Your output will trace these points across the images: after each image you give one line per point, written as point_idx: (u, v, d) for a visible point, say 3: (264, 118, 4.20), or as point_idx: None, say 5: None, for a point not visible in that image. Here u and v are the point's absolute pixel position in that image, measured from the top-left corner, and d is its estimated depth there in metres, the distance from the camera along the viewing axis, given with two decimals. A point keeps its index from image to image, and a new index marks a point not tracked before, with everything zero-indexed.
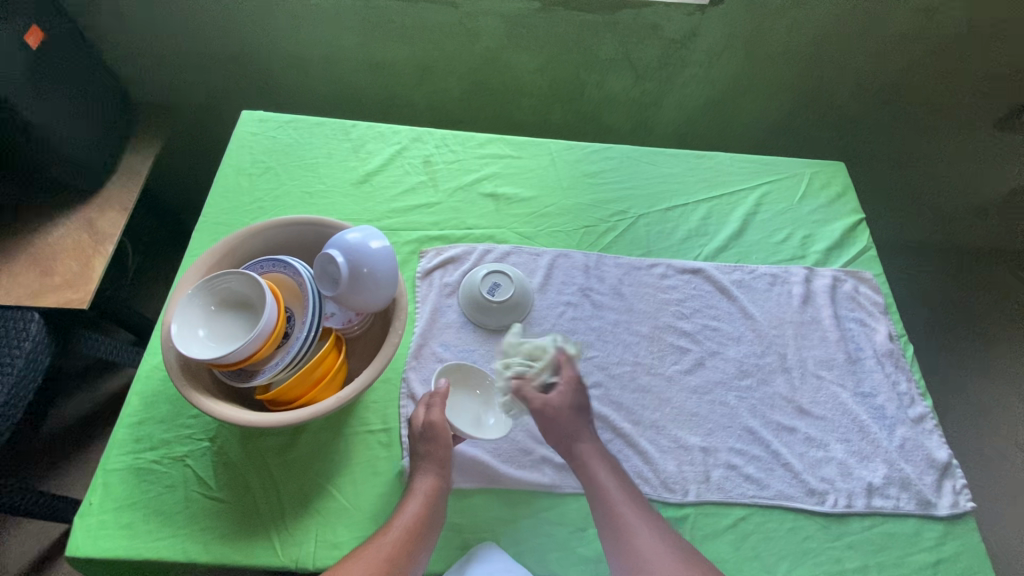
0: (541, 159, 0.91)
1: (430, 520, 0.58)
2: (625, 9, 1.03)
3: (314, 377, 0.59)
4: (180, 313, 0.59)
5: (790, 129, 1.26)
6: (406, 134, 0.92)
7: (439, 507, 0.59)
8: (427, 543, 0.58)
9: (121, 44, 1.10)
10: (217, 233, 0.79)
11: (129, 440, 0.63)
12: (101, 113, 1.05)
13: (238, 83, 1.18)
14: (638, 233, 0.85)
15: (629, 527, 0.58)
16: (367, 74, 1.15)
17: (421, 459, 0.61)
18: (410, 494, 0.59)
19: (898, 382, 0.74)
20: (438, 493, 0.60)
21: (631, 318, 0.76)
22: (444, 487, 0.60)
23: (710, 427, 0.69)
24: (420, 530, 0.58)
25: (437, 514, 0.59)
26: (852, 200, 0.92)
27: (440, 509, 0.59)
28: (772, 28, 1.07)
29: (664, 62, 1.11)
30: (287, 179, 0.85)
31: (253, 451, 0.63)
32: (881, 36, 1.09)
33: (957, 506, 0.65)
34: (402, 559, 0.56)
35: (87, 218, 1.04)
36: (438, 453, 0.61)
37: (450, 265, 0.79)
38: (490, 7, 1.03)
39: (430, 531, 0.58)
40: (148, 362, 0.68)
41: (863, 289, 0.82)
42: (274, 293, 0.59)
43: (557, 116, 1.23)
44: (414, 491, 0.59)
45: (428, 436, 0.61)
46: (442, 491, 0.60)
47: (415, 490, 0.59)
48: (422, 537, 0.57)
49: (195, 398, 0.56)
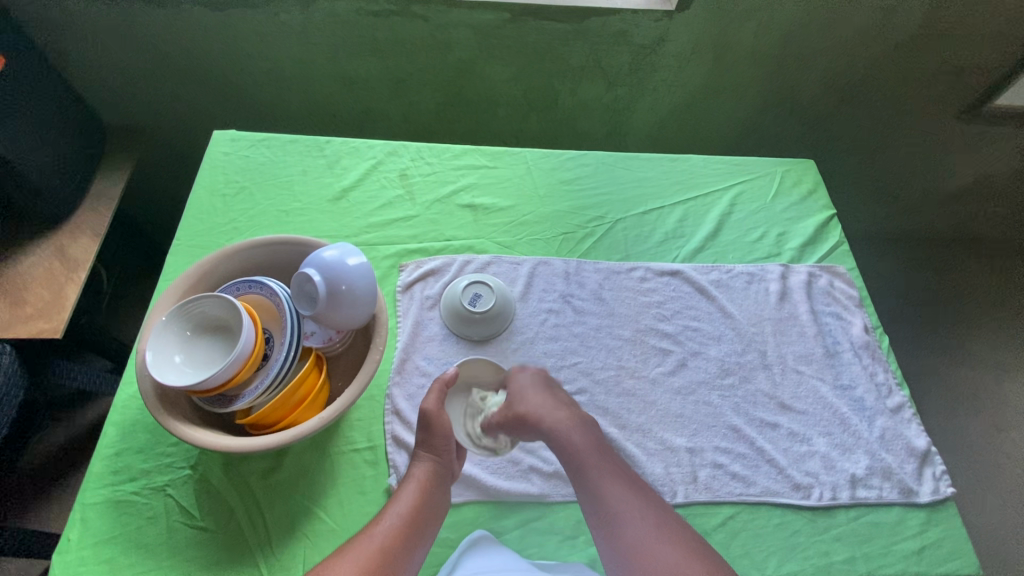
0: (516, 168, 0.91)
1: (428, 505, 0.58)
2: (594, 17, 1.04)
3: (295, 400, 0.59)
4: (154, 340, 0.58)
5: (761, 128, 1.28)
6: (381, 148, 0.92)
7: (438, 492, 0.59)
8: (426, 529, 0.58)
9: (86, 68, 1.09)
10: (192, 256, 0.78)
11: (107, 472, 0.62)
12: (69, 138, 1.03)
13: (210, 103, 1.17)
14: (616, 237, 0.86)
15: (617, 508, 0.59)
16: (340, 89, 1.15)
17: (420, 446, 0.61)
18: (409, 480, 0.59)
19: (876, 373, 0.75)
20: (437, 479, 0.60)
21: (613, 322, 0.77)
22: (443, 473, 0.60)
23: (695, 427, 0.69)
24: (418, 516, 0.58)
25: (435, 499, 0.59)
26: (823, 196, 0.93)
27: (439, 495, 0.59)
28: (739, 30, 1.08)
29: (634, 67, 1.13)
30: (262, 198, 0.84)
31: (236, 477, 0.62)
32: (845, 35, 1.12)
33: (938, 492, 0.67)
34: (398, 546, 0.56)
35: (58, 245, 1.02)
36: (435, 442, 0.61)
37: (430, 278, 0.79)
38: (460, 19, 1.03)
39: (429, 517, 0.58)
40: (125, 392, 0.67)
41: (838, 282, 0.84)
42: (250, 315, 0.59)
43: (532, 124, 1.24)
44: (412, 478, 0.59)
45: (425, 424, 0.61)
46: (441, 476, 0.60)
47: (413, 476, 0.59)
48: (419, 524, 0.57)
49: (174, 426, 0.55)
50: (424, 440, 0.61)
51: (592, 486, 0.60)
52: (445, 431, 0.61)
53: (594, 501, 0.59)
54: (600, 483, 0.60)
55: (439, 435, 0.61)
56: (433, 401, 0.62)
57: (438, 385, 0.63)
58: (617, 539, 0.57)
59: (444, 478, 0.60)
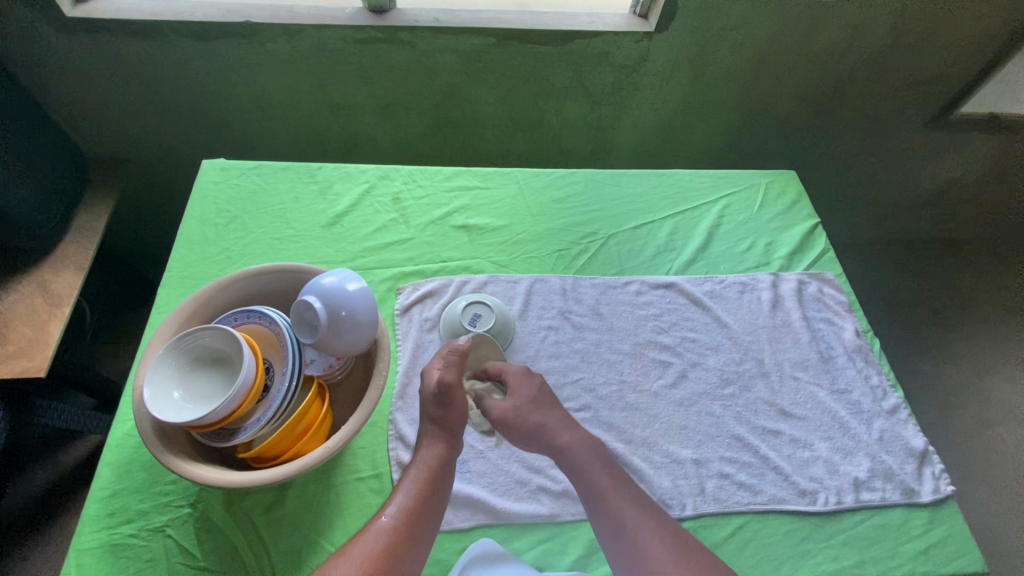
0: (508, 188, 0.93)
1: (435, 492, 0.58)
2: (576, 39, 1.06)
3: (297, 431, 0.57)
4: (152, 375, 0.57)
5: (741, 142, 1.32)
6: (373, 172, 0.92)
7: (444, 478, 0.59)
8: (432, 517, 0.57)
9: (67, 102, 1.08)
10: (185, 288, 0.77)
11: (103, 515, 0.59)
12: (51, 172, 1.02)
13: (196, 132, 1.16)
14: (610, 252, 0.87)
15: (629, 523, 0.58)
16: (326, 116, 1.16)
17: (427, 431, 0.61)
18: (416, 466, 0.59)
19: (870, 375, 0.77)
20: (444, 464, 0.60)
21: (612, 336, 0.78)
22: (449, 458, 0.60)
23: (700, 438, 0.70)
24: (425, 504, 0.57)
25: (441, 485, 0.59)
26: (807, 205, 0.96)
27: (446, 481, 0.59)
28: (716, 50, 1.12)
29: (617, 87, 1.16)
30: (255, 227, 0.84)
31: (238, 513, 0.61)
32: (816, 52, 1.16)
33: (939, 491, 0.68)
34: (405, 535, 0.55)
35: (40, 280, 1.00)
36: (449, 422, 0.62)
37: (428, 299, 0.79)
38: (446, 44, 1.05)
39: (435, 504, 0.58)
40: (119, 430, 0.65)
41: (827, 289, 0.86)
42: (250, 346, 0.58)
43: (518, 144, 1.25)
44: (418, 464, 0.59)
45: (443, 401, 0.62)
46: (447, 461, 0.60)
47: (420, 462, 0.59)
48: (426, 511, 0.57)
49: (174, 463, 0.53)
50: (440, 418, 0.62)
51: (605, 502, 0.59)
52: (461, 409, 0.63)
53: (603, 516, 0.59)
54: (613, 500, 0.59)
55: (458, 408, 0.63)
56: (453, 375, 0.63)
57: (455, 357, 0.64)
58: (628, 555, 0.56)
59: (450, 463, 0.60)
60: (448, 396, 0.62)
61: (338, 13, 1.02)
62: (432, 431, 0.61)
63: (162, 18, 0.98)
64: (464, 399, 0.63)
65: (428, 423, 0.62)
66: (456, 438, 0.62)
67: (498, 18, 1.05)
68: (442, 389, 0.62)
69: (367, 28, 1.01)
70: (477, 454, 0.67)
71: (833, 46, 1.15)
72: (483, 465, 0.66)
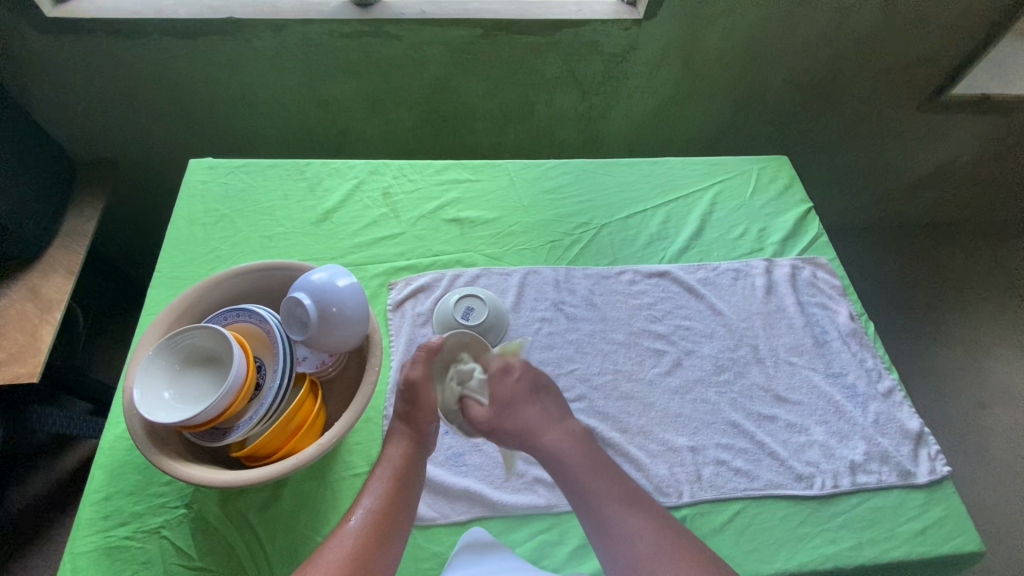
0: (499, 180, 0.92)
1: (403, 490, 0.58)
2: (564, 29, 1.05)
3: (290, 428, 0.57)
4: (142, 377, 0.56)
5: (733, 130, 1.32)
6: (363, 168, 0.91)
7: (413, 475, 0.59)
8: (402, 517, 0.57)
9: (51, 105, 1.06)
10: (175, 288, 0.76)
11: (97, 518, 0.59)
12: (37, 175, 1.01)
13: (183, 131, 1.15)
14: (602, 242, 0.87)
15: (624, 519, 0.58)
16: (316, 112, 1.15)
17: (396, 429, 0.62)
18: (383, 465, 0.59)
19: (865, 359, 0.77)
20: (412, 461, 0.60)
21: (607, 326, 0.77)
22: (417, 455, 0.61)
23: (696, 425, 0.70)
24: (393, 502, 0.57)
25: (409, 483, 0.59)
26: (799, 190, 0.96)
27: (414, 479, 0.59)
28: (706, 37, 1.11)
29: (607, 76, 1.15)
30: (244, 225, 0.83)
31: (234, 512, 0.60)
32: (807, 35, 1.15)
33: (935, 472, 0.68)
34: (372, 537, 0.54)
35: (29, 285, 0.99)
36: (417, 419, 0.62)
37: (420, 294, 0.78)
38: (434, 36, 1.04)
39: (404, 504, 0.58)
40: (111, 433, 0.65)
41: (821, 274, 0.86)
42: (240, 344, 0.57)
43: (510, 137, 1.25)
44: (385, 462, 0.59)
45: (411, 399, 0.63)
46: (416, 459, 0.60)
47: (387, 460, 0.60)
48: (395, 511, 0.57)
49: (165, 463, 0.53)
50: (409, 416, 0.62)
51: (595, 506, 0.59)
52: (430, 406, 0.63)
53: (593, 519, 0.59)
54: (603, 501, 0.59)
55: (424, 407, 0.63)
56: (420, 372, 0.64)
57: (421, 354, 0.65)
58: (621, 557, 0.57)
59: (418, 460, 0.60)
60: (415, 393, 0.63)
61: (323, 8, 1.01)
62: (402, 429, 0.62)
63: (145, 17, 0.97)
64: (431, 399, 0.63)
65: (399, 420, 0.62)
66: (427, 437, 0.62)
67: (485, 8, 1.03)
68: (407, 387, 0.63)
69: (353, 22, 1.00)
70: (473, 448, 0.67)
71: (823, 30, 1.15)
72: (479, 457, 0.66)
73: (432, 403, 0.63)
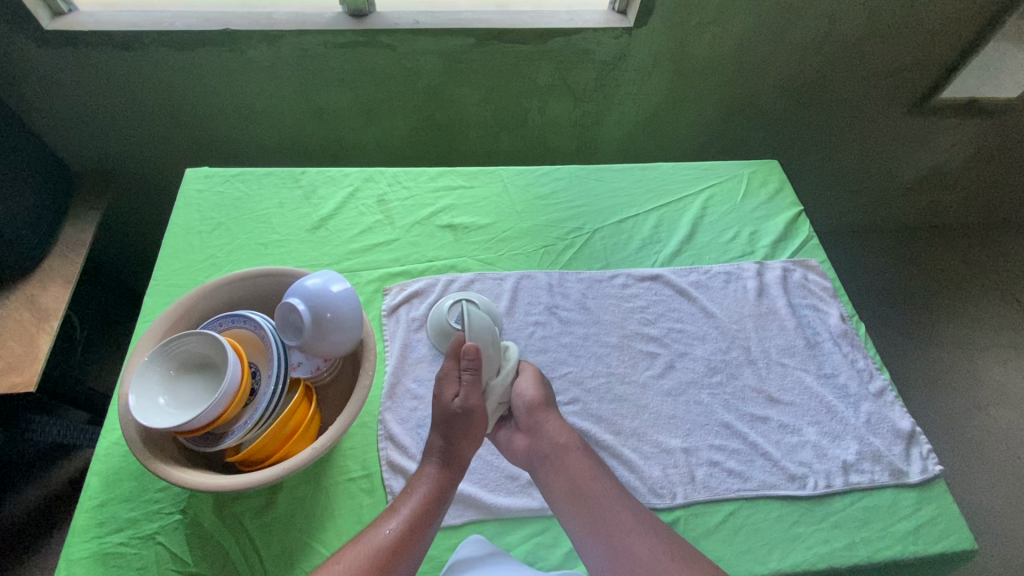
0: (492, 186, 0.93)
1: (437, 508, 0.59)
2: (557, 37, 1.07)
3: (284, 433, 0.57)
4: (137, 384, 0.57)
5: (725, 135, 1.33)
6: (358, 175, 0.92)
7: (448, 493, 0.61)
8: (430, 534, 0.58)
9: (50, 115, 1.07)
10: (171, 295, 0.77)
11: (93, 524, 0.59)
12: (35, 184, 1.02)
13: (183, 142, 1.16)
14: (595, 247, 0.88)
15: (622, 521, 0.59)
16: (310, 122, 1.16)
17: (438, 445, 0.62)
18: (421, 481, 0.60)
19: (856, 359, 0.78)
20: (450, 479, 0.61)
21: (600, 329, 0.78)
22: (455, 473, 0.62)
23: (689, 427, 0.70)
24: (425, 519, 0.58)
25: (445, 500, 0.60)
26: (789, 194, 0.97)
27: (449, 497, 0.61)
28: (695, 45, 1.13)
29: (600, 83, 1.17)
30: (239, 232, 0.84)
31: (228, 518, 0.60)
32: (795, 41, 1.16)
33: (927, 471, 0.68)
34: (403, 551, 0.56)
35: (27, 294, 0.99)
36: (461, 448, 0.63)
37: (415, 299, 0.79)
38: (427, 46, 1.06)
39: (433, 520, 0.59)
40: (107, 440, 0.65)
41: (812, 275, 0.87)
42: (236, 350, 0.58)
43: (504, 143, 1.26)
44: (426, 479, 0.60)
45: (461, 424, 0.63)
46: (454, 478, 0.62)
47: (428, 476, 0.60)
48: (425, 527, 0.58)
49: (161, 470, 0.53)
50: (454, 438, 0.62)
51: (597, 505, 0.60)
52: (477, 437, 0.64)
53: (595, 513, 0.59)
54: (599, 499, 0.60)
55: (474, 433, 0.64)
56: (474, 398, 0.64)
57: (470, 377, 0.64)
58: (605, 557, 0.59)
59: (455, 479, 0.62)
60: (468, 419, 0.63)
61: (318, 18, 1.02)
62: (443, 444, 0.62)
63: (142, 28, 0.98)
64: (482, 426, 0.64)
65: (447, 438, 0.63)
66: (465, 460, 0.63)
67: (476, 19, 1.05)
68: (462, 412, 0.63)
69: (347, 32, 1.02)
70: None
71: (811, 37, 1.16)
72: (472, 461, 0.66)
73: (480, 430, 0.64)
